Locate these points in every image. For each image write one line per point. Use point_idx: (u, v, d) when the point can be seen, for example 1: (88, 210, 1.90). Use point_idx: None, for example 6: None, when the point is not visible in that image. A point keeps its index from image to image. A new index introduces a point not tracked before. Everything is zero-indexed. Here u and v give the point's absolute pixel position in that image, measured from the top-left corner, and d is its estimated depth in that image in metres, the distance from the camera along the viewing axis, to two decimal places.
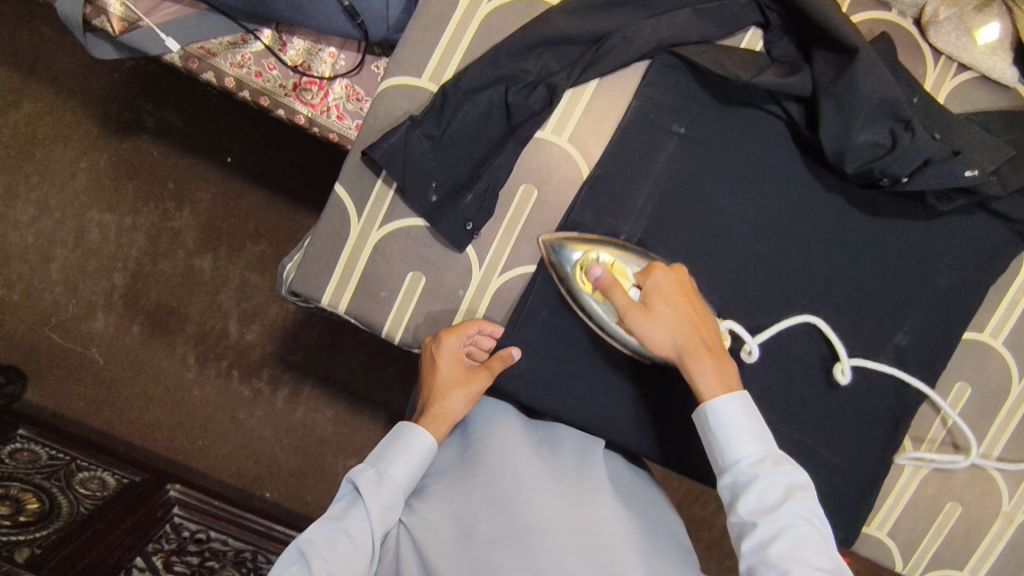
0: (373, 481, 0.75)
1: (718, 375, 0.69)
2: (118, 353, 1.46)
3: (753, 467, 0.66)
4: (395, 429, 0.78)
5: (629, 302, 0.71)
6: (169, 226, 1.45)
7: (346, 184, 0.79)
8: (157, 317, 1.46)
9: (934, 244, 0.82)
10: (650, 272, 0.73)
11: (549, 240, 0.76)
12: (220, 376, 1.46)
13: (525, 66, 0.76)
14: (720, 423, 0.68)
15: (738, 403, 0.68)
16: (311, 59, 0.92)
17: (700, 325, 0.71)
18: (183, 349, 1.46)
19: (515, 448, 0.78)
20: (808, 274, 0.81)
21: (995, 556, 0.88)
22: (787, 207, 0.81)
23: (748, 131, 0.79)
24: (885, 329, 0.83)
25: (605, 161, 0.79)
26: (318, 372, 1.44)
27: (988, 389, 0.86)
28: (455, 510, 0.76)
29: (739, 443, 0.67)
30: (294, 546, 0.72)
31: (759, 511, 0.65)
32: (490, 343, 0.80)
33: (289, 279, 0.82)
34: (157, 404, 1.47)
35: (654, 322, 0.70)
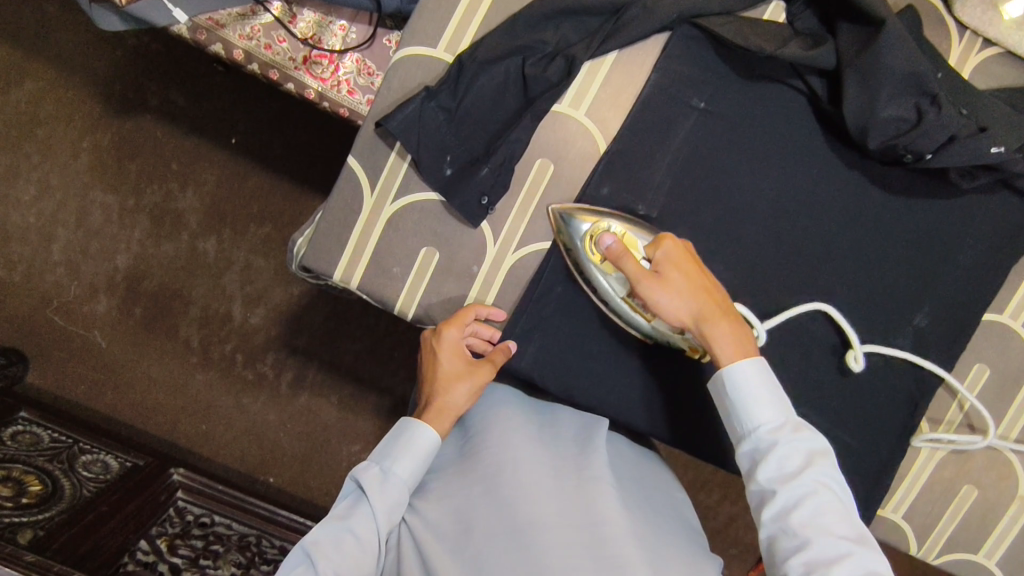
0: (378, 480, 0.75)
1: (734, 340, 0.69)
2: (121, 336, 1.45)
3: (773, 434, 0.66)
4: (396, 425, 0.78)
5: (641, 271, 0.70)
6: (172, 207, 1.43)
7: (359, 157, 0.77)
8: (160, 300, 1.44)
9: (957, 223, 0.80)
10: (659, 239, 0.71)
11: (558, 211, 0.75)
12: (224, 360, 1.45)
13: (543, 37, 0.74)
14: (738, 390, 0.68)
15: (755, 368, 0.68)
16: (322, 32, 0.90)
17: (713, 291, 0.70)
18: (187, 332, 1.45)
19: (519, 438, 0.78)
20: (828, 253, 0.80)
21: (1010, 540, 0.87)
22: (807, 185, 0.79)
23: (769, 105, 0.78)
24: (905, 311, 0.82)
25: (624, 135, 0.77)
26: (323, 356, 1.43)
27: (1008, 371, 0.85)
28: (455, 508, 0.76)
29: (758, 410, 0.67)
30: (299, 547, 0.71)
31: (779, 479, 0.65)
32: (493, 337, 0.79)
33: (299, 255, 0.80)
34: (160, 387, 1.45)
35: (667, 288, 0.69)
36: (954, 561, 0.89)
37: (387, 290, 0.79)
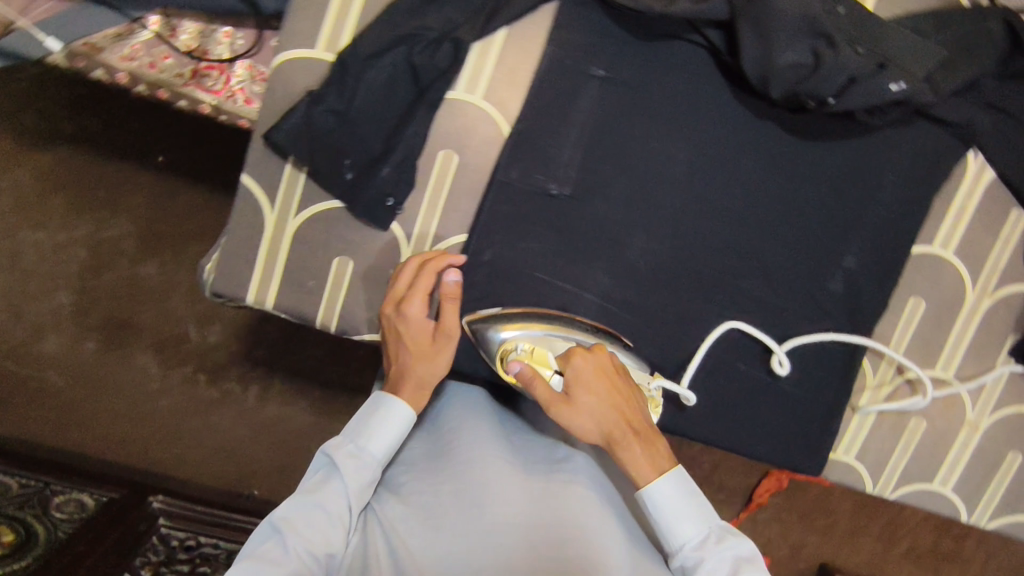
0: (351, 457, 0.73)
1: (648, 463, 0.72)
2: (78, 372, 1.40)
3: (698, 551, 0.71)
4: (371, 400, 0.75)
5: (552, 396, 0.71)
6: (106, 235, 1.38)
7: (254, 173, 0.73)
8: (110, 332, 1.40)
9: (874, 160, 0.80)
10: (570, 358, 0.72)
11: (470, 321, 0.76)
12: (187, 382, 1.42)
13: (425, 23, 0.69)
14: (660, 514, 0.72)
15: (671, 484, 0.72)
16: (206, 42, 0.86)
17: (622, 408, 0.72)
18: (144, 359, 1.41)
19: (489, 440, 0.79)
20: (749, 205, 0.80)
21: (963, 463, 0.90)
22: (719, 140, 0.78)
23: (670, 64, 0.75)
24: (833, 254, 0.82)
25: (525, 115, 0.75)
26: (286, 365, 1.41)
27: (943, 301, 0.85)
28: (425, 503, 0.75)
29: (681, 530, 0.72)
30: (270, 521, 0.70)
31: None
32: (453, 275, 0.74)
33: (206, 281, 0.77)
34: (127, 416, 1.42)
35: (580, 415, 0.71)
36: (911, 491, 0.91)
37: (307, 305, 0.77)
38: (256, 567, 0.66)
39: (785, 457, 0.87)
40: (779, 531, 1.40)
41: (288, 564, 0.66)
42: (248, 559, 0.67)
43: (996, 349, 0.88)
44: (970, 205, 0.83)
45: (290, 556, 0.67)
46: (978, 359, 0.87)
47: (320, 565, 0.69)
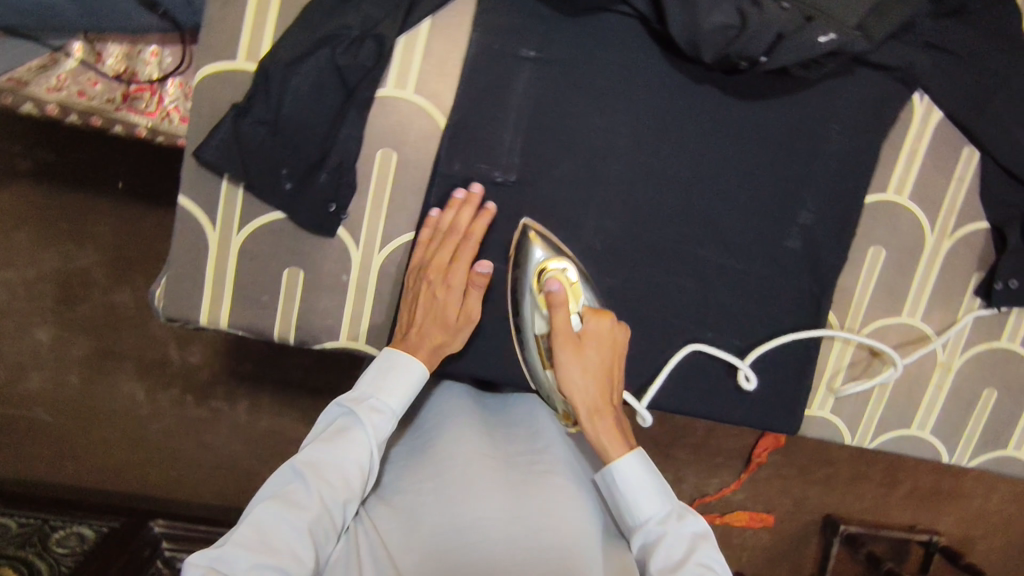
0: (374, 410, 0.71)
1: (617, 436, 0.74)
2: (64, 407, 1.28)
3: (662, 525, 0.71)
4: (382, 355, 0.72)
5: (565, 328, 0.74)
6: (75, 265, 1.23)
7: (190, 194, 0.71)
8: (95, 364, 1.26)
9: (818, 113, 0.79)
10: (597, 315, 0.74)
11: (530, 224, 0.77)
12: (174, 404, 1.29)
13: (345, 21, 0.68)
14: (626, 485, 0.72)
15: (636, 461, 0.72)
16: (132, 63, 0.83)
17: (614, 376, 0.76)
18: (130, 386, 1.29)
19: (469, 436, 0.79)
20: (697, 172, 0.79)
21: (939, 406, 0.91)
22: (658, 110, 0.77)
23: (600, 38, 0.74)
24: (787, 210, 0.81)
25: (459, 105, 0.74)
26: (273, 377, 1.30)
27: (904, 247, 0.85)
28: (410, 498, 0.75)
29: (645, 502, 0.72)
30: (292, 466, 0.67)
31: (669, 566, 0.68)
32: (486, 228, 0.75)
33: (157, 308, 0.76)
34: (118, 445, 1.31)
35: (580, 361, 0.74)
36: (890, 439, 0.91)
37: (264, 321, 0.76)
38: (280, 511, 0.64)
39: (761, 418, 0.87)
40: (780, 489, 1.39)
41: (311, 511, 0.65)
42: (272, 503, 0.65)
43: (962, 290, 0.87)
44: (920, 147, 0.82)
45: (313, 503, 0.65)
46: (945, 301, 0.87)
47: (339, 512, 0.67)
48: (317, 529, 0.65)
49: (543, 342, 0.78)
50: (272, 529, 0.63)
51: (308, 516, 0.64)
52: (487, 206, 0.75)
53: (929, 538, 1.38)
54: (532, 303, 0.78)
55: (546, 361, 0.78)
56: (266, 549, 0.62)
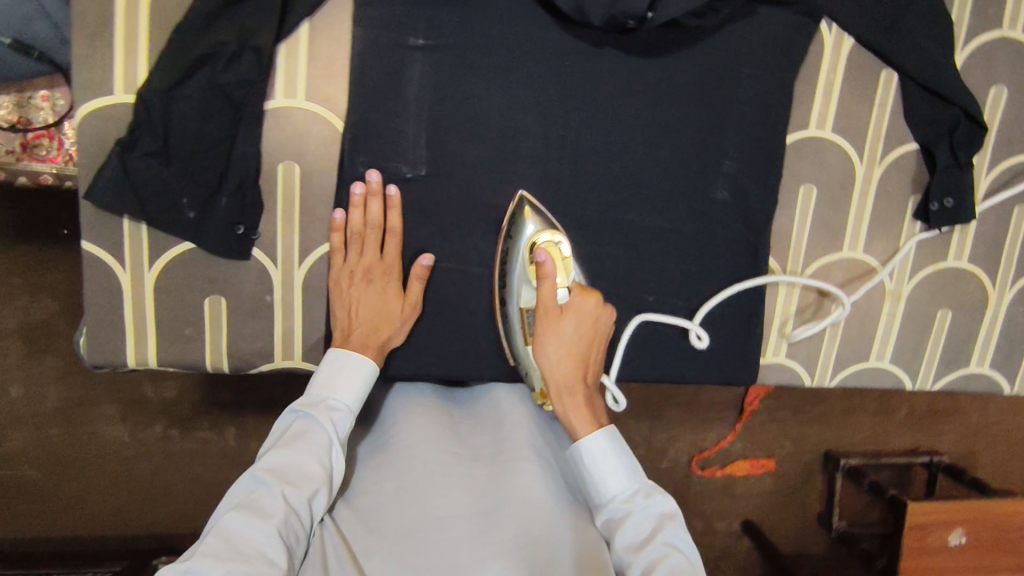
0: (327, 410, 0.71)
1: (587, 415, 0.74)
2: (47, 459, 1.05)
3: (627, 503, 0.70)
4: (331, 355, 0.73)
5: (549, 300, 0.74)
6: (37, 316, 1.03)
7: (92, 237, 0.70)
8: (72, 412, 1.05)
9: (725, 59, 0.77)
10: (583, 293, 0.75)
11: (525, 197, 0.76)
12: (162, 440, 1.07)
13: (219, 37, 0.65)
14: (593, 462, 0.71)
15: (606, 438, 0.72)
16: (24, 111, 0.77)
17: (591, 353, 0.77)
18: (112, 428, 1.05)
19: (428, 422, 0.75)
20: (610, 138, 0.77)
21: (894, 336, 0.90)
22: (560, 81, 0.75)
23: (490, 15, 0.72)
24: (710, 162, 0.80)
25: (354, 106, 0.71)
26: (254, 401, 1.07)
27: (834, 182, 0.83)
28: (370, 493, 0.71)
29: (611, 479, 0.71)
30: (253, 475, 0.66)
31: (633, 545, 0.67)
32: (392, 212, 0.73)
33: (82, 353, 0.74)
34: (109, 494, 1.06)
35: (559, 334, 0.74)
36: (851, 374, 0.91)
37: (194, 353, 0.75)
38: (243, 518, 0.63)
39: (718, 373, 0.86)
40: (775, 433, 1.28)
41: (277, 514, 0.63)
42: (236, 512, 0.63)
43: (900, 215, 0.86)
44: (835, 78, 0.80)
45: (278, 505, 0.64)
46: (884, 228, 0.86)
47: (307, 511, 0.67)
48: (287, 531, 0.64)
49: (527, 316, 0.77)
50: (240, 537, 0.62)
51: (274, 521, 0.63)
52: (394, 193, 0.73)
53: (930, 459, 1.29)
54: (521, 274, 0.76)
55: (528, 336, 0.78)
56: (234, 556, 0.60)
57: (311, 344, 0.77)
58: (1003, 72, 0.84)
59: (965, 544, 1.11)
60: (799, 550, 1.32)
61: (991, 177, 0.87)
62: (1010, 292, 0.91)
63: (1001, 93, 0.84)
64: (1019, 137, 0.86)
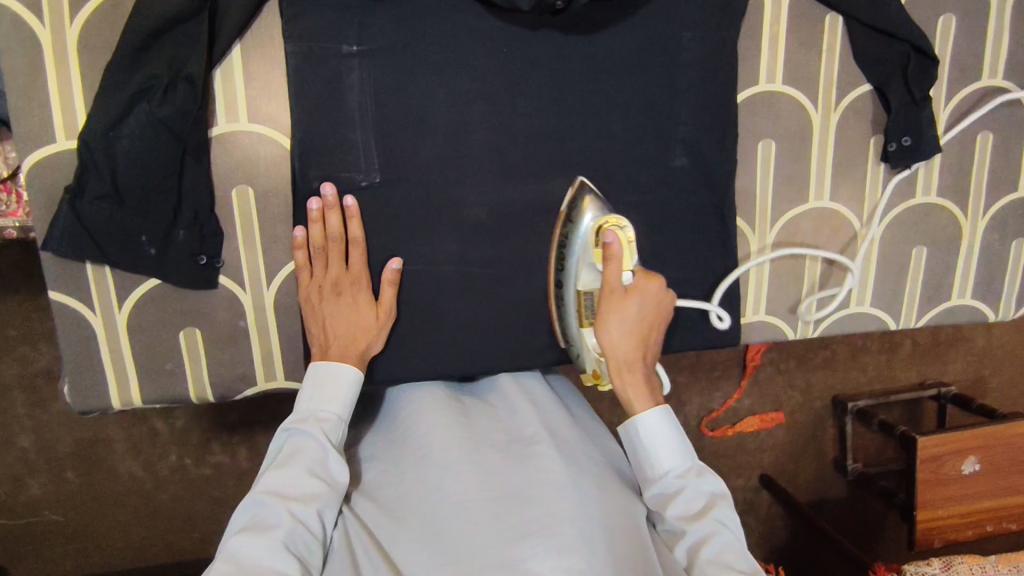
0: (316, 424, 0.71)
1: (644, 393, 0.74)
2: (71, 502, 1.05)
3: (681, 479, 0.72)
4: (311, 370, 0.72)
5: (614, 281, 0.72)
6: (38, 365, 1.01)
7: (58, 286, 0.70)
8: (86, 453, 1.04)
9: (663, 26, 0.76)
10: (648, 277, 0.73)
11: (585, 184, 0.78)
12: (177, 470, 1.06)
13: (152, 71, 0.65)
14: (649, 440, 0.72)
15: (661, 417, 0.73)
16: None
17: (654, 335, 0.75)
18: (127, 464, 1.05)
19: (442, 413, 0.75)
20: (561, 119, 0.76)
21: (872, 279, 0.90)
22: (501, 69, 0.74)
23: (421, 12, 0.71)
24: (665, 130, 0.79)
25: (298, 122, 0.71)
26: (263, 419, 1.07)
27: (791, 133, 0.83)
28: (392, 489, 0.71)
29: (665, 456, 0.72)
30: (253, 498, 0.67)
31: (686, 518, 0.70)
32: (352, 223, 0.73)
33: (69, 401, 0.75)
34: (138, 527, 1.07)
35: (622, 315, 0.72)
36: (835, 321, 0.91)
37: (177, 386, 0.75)
38: (252, 539, 0.64)
39: (703, 339, 0.86)
40: (783, 385, 1.27)
41: (282, 528, 0.64)
42: (243, 535, 0.64)
43: (862, 157, 0.86)
44: (779, 30, 0.80)
45: (283, 519, 0.65)
46: (848, 173, 0.86)
47: (315, 523, 0.67)
48: (295, 542, 0.65)
49: (585, 298, 0.77)
50: (249, 558, 0.63)
51: (281, 538, 0.64)
52: (351, 204, 0.72)
53: (937, 390, 1.30)
54: (581, 256, 0.77)
55: (585, 317, 0.77)
56: None
57: (292, 364, 0.78)
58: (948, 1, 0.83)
59: (980, 471, 1.11)
60: (817, 497, 1.32)
61: (951, 108, 0.86)
62: (983, 221, 0.91)
63: (950, 21, 0.83)
64: (974, 64, 0.85)
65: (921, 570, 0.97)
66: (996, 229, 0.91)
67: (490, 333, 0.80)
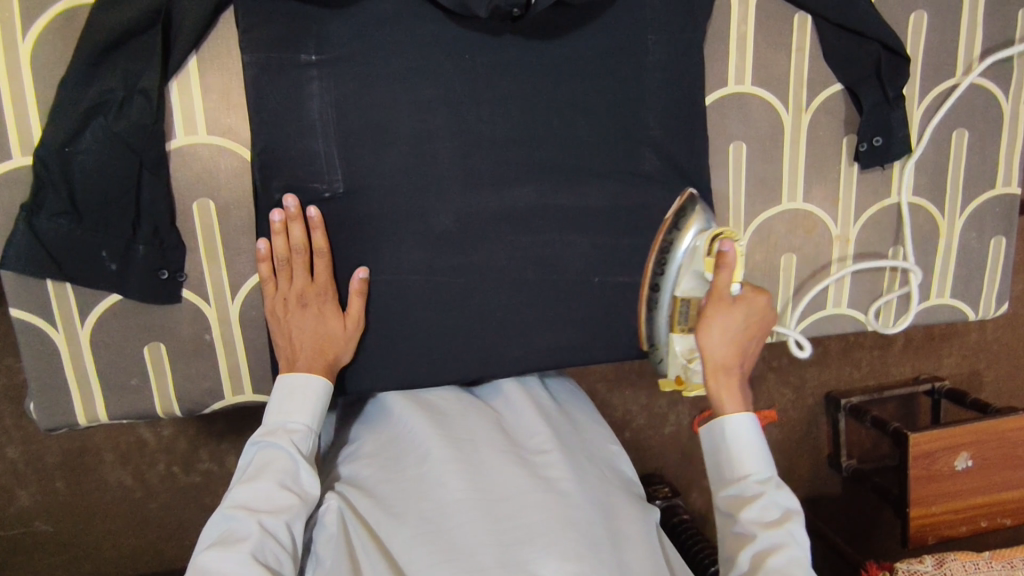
0: (285, 433, 0.69)
1: (736, 399, 0.73)
2: (61, 512, 1.02)
3: (761, 485, 0.69)
4: (278, 384, 0.71)
5: (725, 290, 0.72)
6: (22, 376, 0.98)
7: (19, 303, 0.70)
8: (75, 463, 1.01)
9: (628, 30, 0.76)
10: (756, 290, 0.73)
11: (695, 195, 0.80)
12: (165, 479, 1.04)
13: (105, 86, 0.65)
14: (738, 438, 0.71)
15: (744, 425, 0.71)
16: None
17: (752, 348, 0.75)
18: (113, 474, 1.02)
19: (441, 416, 0.74)
20: (527, 125, 0.76)
21: (848, 280, 0.89)
22: (464, 75, 0.73)
23: (381, 21, 0.70)
24: (632, 132, 0.78)
25: (257, 133, 0.70)
26: (253, 425, 1.04)
27: (763, 135, 0.82)
28: (390, 488, 0.70)
29: (750, 460, 0.70)
30: (222, 512, 0.65)
31: (758, 524, 0.67)
32: (317, 233, 0.71)
33: (36, 419, 0.75)
34: (129, 535, 1.05)
35: (727, 322, 0.72)
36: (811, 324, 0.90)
37: (143, 402, 0.75)
38: (224, 550, 0.62)
39: None
40: (774, 385, 1.25)
41: (250, 540, 0.62)
42: (212, 550, 0.62)
43: (834, 157, 0.85)
44: (746, 32, 0.79)
45: (252, 531, 0.63)
46: (821, 173, 0.85)
47: (287, 534, 0.65)
48: (264, 554, 0.63)
49: (681, 304, 0.77)
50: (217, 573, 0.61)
51: (253, 548, 0.62)
52: (314, 214, 0.71)
53: (930, 386, 1.27)
54: (685, 263, 0.77)
55: (678, 323, 0.78)
56: None
57: (260, 377, 0.77)
58: None
59: (972, 467, 1.10)
60: (812, 495, 1.31)
61: (924, 106, 0.85)
62: (960, 219, 0.90)
63: (922, 18, 0.82)
64: (947, 61, 0.84)
65: (913, 567, 0.95)
66: (974, 227, 0.90)
67: (462, 342, 0.78)
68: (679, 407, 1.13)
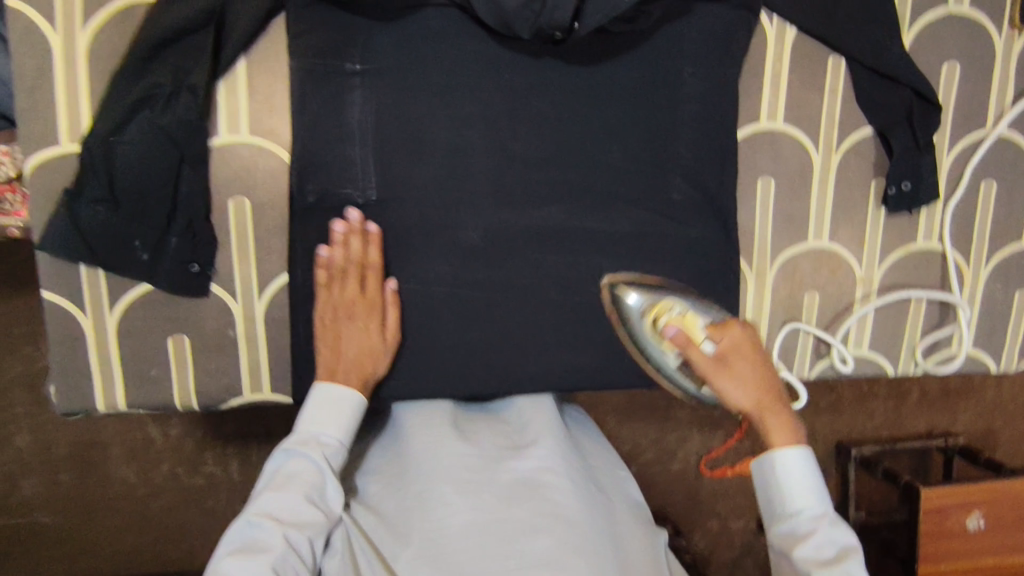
0: (317, 446, 0.68)
1: (789, 427, 0.69)
2: (65, 502, 1.02)
3: (814, 522, 0.66)
4: (314, 393, 0.70)
5: (705, 364, 0.69)
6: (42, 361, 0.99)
7: (51, 285, 0.71)
8: (86, 454, 1.01)
9: (664, 60, 0.77)
10: (725, 329, 0.70)
11: (614, 282, 0.78)
12: (169, 477, 1.03)
13: (155, 80, 0.67)
14: (787, 474, 0.67)
15: (800, 459, 0.67)
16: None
17: (769, 375, 0.70)
18: (119, 468, 1.02)
19: (448, 431, 0.73)
20: (560, 146, 0.77)
21: (870, 324, 0.88)
22: (502, 93, 0.75)
23: (425, 36, 0.72)
24: (663, 160, 0.79)
25: (297, 137, 0.72)
26: (262, 430, 1.04)
27: (792, 171, 0.83)
28: (397, 503, 0.69)
29: (801, 495, 0.67)
30: (249, 518, 0.64)
31: (813, 563, 0.64)
32: (374, 249, 0.72)
33: (55, 403, 0.75)
34: (129, 531, 1.04)
35: (731, 382, 0.69)
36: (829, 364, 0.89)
37: (161, 393, 0.75)
38: (245, 561, 0.61)
39: None
40: None
41: (274, 552, 0.62)
42: (235, 557, 0.62)
43: (861, 199, 0.85)
44: (780, 70, 0.81)
45: (278, 544, 0.63)
46: (849, 213, 0.85)
47: (306, 547, 0.65)
48: (284, 569, 0.63)
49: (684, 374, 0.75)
50: None
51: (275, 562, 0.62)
52: (374, 230, 0.72)
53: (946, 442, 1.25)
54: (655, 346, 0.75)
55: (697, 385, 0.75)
56: None
57: (278, 377, 0.77)
58: (953, 48, 0.83)
59: (984, 527, 1.07)
60: None
61: (953, 154, 0.86)
62: (985, 269, 0.89)
63: (954, 68, 0.83)
64: (979, 111, 0.85)
65: None
66: (999, 279, 0.90)
67: (481, 356, 0.78)
68: (690, 442, 1.12)
